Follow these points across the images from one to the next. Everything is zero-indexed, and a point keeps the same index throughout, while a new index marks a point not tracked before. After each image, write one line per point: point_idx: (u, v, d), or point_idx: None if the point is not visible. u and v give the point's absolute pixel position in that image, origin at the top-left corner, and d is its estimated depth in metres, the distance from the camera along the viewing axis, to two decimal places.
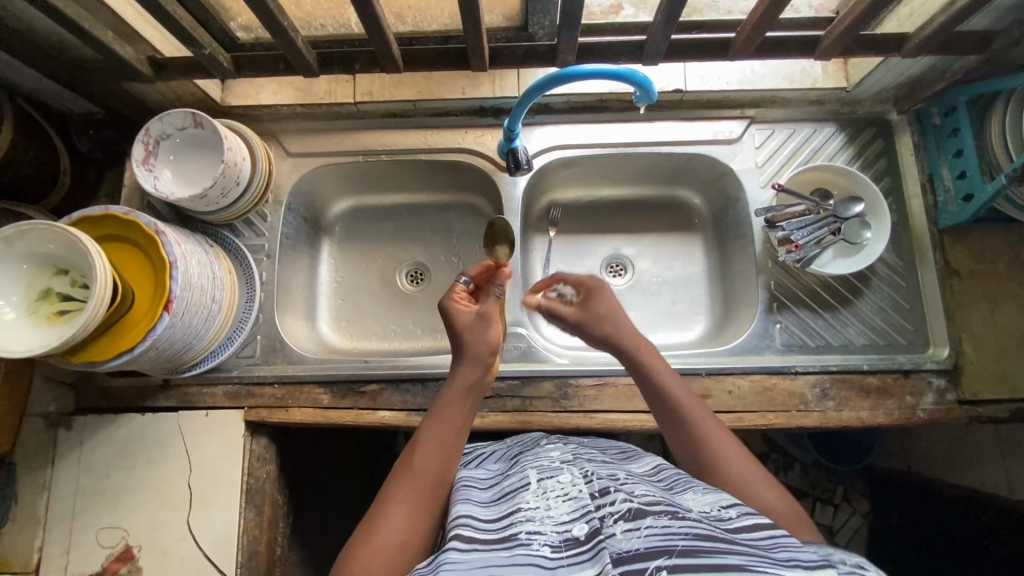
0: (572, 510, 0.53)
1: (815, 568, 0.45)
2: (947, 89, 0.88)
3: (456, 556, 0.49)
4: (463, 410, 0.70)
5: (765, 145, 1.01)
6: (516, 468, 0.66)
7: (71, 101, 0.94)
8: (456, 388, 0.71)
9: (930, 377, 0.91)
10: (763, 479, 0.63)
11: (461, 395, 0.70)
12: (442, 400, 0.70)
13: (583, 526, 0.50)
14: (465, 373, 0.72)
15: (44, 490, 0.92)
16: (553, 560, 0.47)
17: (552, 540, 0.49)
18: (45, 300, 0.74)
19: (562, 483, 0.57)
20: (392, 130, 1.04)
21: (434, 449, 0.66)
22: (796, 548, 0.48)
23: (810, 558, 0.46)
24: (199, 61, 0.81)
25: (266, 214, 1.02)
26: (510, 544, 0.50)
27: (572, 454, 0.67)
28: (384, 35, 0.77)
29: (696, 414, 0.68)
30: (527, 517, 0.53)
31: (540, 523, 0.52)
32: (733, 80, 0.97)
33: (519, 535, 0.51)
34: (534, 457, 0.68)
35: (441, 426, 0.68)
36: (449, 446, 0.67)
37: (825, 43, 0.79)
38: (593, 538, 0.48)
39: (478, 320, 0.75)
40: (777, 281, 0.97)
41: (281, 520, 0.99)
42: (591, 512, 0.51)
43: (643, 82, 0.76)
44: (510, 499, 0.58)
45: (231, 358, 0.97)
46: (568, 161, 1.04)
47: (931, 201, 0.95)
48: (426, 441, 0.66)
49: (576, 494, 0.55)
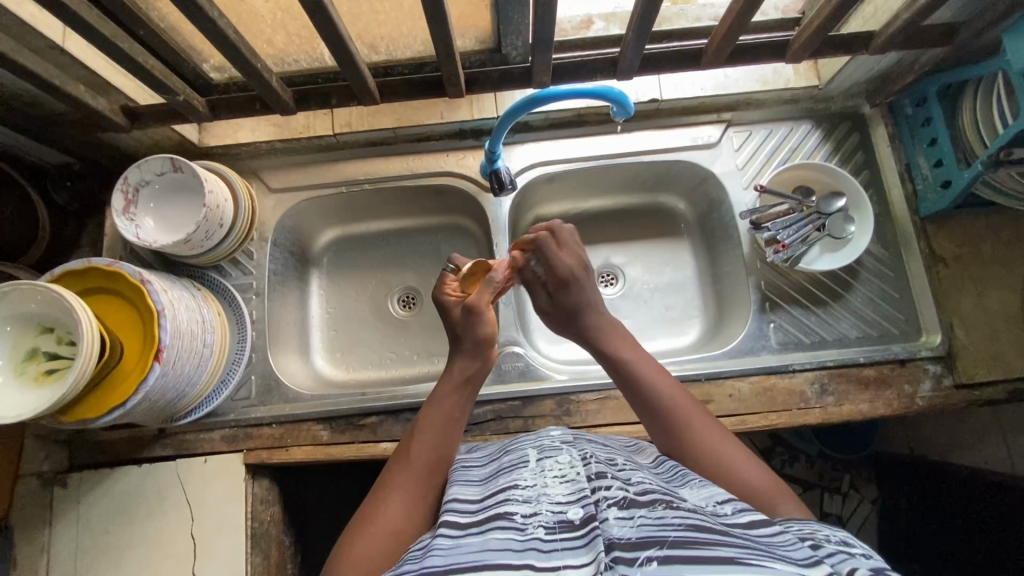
0: (569, 492, 0.55)
1: (806, 565, 0.44)
2: (918, 81, 0.89)
3: (446, 543, 0.51)
4: (458, 399, 0.72)
5: (744, 147, 1.02)
6: (514, 446, 0.71)
7: (45, 154, 0.93)
8: (450, 378, 0.73)
9: (926, 364, 0.91)
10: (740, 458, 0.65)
11: (457, 385, 0.73)
12: (436, 392, 0.73)
13: (578, 510, 0.51)
14: (459, 362, 0.75)
15: (43, 551, 0.89)
16: (548, 542, 0.48)
17: (546, 522, 0.51)
18: (32, 360, 0.73)
19: (560, 463, 0.61)
20: (374, 158, 1.04)
21: (430, 439, 0.68)
22: (792, 546, 0.47)
23: (805, 556, 0.46)
24: (175, 107, 0.81)
25: (252, 252, 1.01)
26: (504, 525, 0.51)
27: (571, 435, 0.71)
28: (359, 69, 0.77)
29: (679, 404, 0.69)
30: (520, 499, 0.55)
31: (533, 505, 0.54)
32: (707, 86, 0.98)
33: (513, 516, 0.52)
34: (534, 436, 0.72)
35: (437, 413, 0.70)
36: (446, 434, 0.69)
37: (794, 47, 0.80)
38: (588, 524, 0.49)
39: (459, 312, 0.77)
40: (768, 280, 0.97)
41: (287, 560, 0.97)
42: (587, 497, 0.53)
43: (619, 97, 0.77)
44: (506, 476, 0.61)
45: (226, 402, 0.96)
46: (551, 177, 1.04)
47: (910, 189, 0.96)
48: (421, 431, 0.69)
49: (573, 476, 0.58)
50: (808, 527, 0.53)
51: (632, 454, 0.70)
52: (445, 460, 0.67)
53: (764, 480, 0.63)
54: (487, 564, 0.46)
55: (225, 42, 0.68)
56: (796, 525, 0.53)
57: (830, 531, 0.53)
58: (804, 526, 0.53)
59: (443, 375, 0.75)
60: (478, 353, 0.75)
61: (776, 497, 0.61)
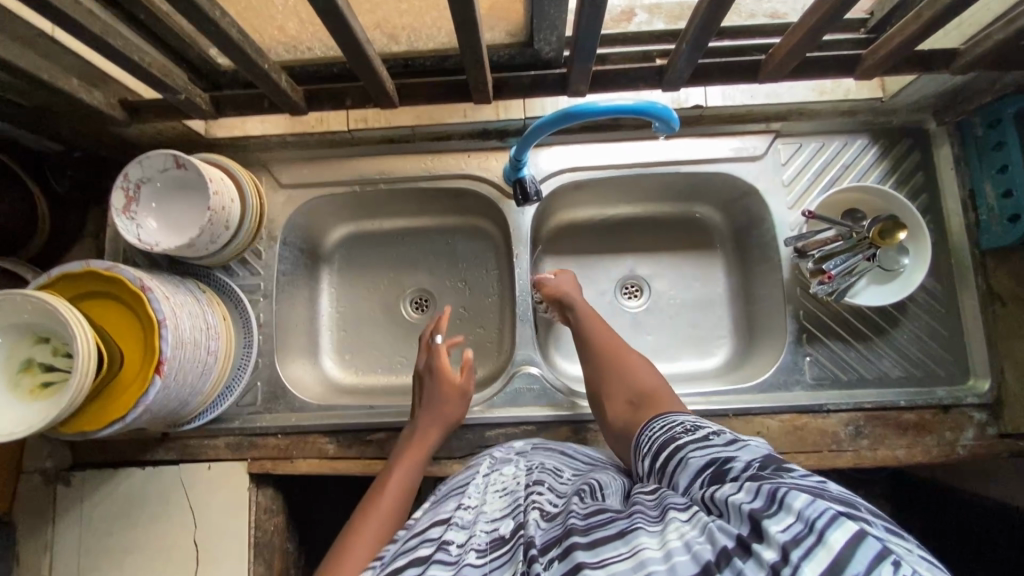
0: (503, 507, 0.56)
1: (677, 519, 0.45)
2: (993, 102, 0.81)
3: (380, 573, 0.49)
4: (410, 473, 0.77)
5: (792, 161, 0.93)
6: (473, 458, 0.74)
7: (44, 143, 0.87)
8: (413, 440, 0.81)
9: (970, 411, 0.85)
10: (639, 370, 0.75)
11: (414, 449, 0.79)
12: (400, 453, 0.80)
13: (508, 524, 0.52)
14: (427, 430, 0.81)
15: (47, 548, 0.89)
16: (481, 561, 0.48)
17: (479, 545, 0.50)
18: (28, 371, 0.70)
19: (504, 477, 0.64)
20: (390, 156, 0.97)
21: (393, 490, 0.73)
22: (671, 498, 0.49)
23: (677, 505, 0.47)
24: (176, 104, 0.74)
25: (260, 251, 0.96)
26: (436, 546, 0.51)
27: (530, 447, 0.76)
28: (377, 70, 0.70)
29: (606, 340, 0.80)
30: (457, 522, 0.55)
31: (468, 530, 0.53)
32: (758, 94, 0.89)
33: (448, 539, 0.51)
34: (495, 448, 0.76)
35: (398, 480, 0.75)
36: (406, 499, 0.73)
37: (867, 63, 0.71)
38: (514, 534, 0.50)
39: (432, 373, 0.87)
40: (807, 310, 0.90)
41: (291, 565, 0.97)
42: (518, 509, 0.54)
43: (663, 113, 0.69)
44: (454, 495, 0.62)
45: (231, 408, 0.93)
46: (580, 184, 0.97)
47: (973, 219, 0.89)
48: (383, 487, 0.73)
49: (512, 488, 0.61)
50: (666, 424, 0.59)
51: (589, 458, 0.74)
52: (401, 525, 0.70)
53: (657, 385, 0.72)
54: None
55: (227, 43, 0.60)
56: (656, 420, 0.61)
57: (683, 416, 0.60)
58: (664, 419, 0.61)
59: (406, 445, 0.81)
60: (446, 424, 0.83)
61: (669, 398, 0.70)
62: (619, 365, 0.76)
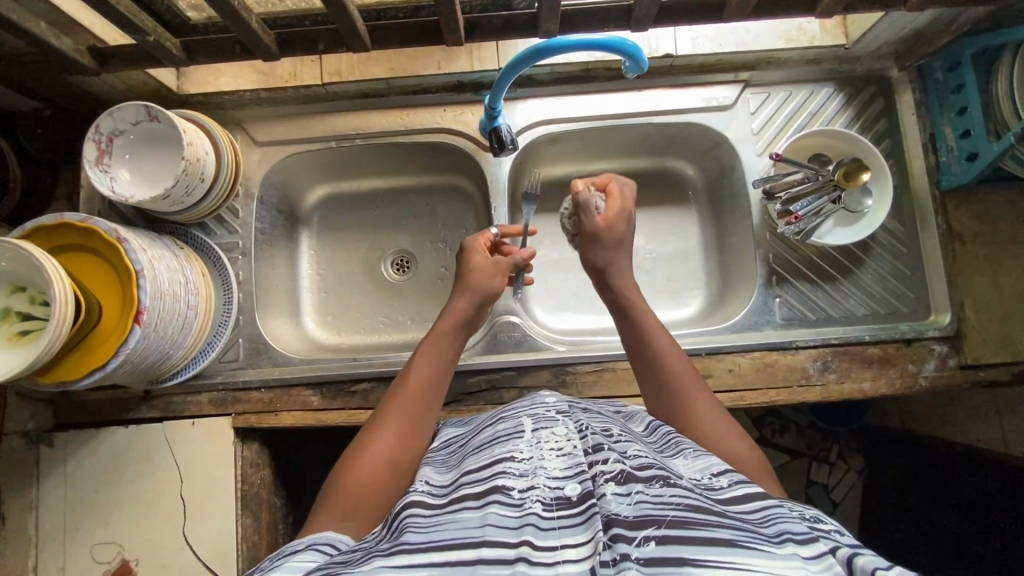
0: (566, 467, 0.52)
1: (804, 543, 0.42)
2: (951, 44, 0.84)
3: (421, 521, 0.48)
4: (445, 344, 0.71)
5: (761, 110, 0.95)
6: (510, 412, 0.65)
7: (12, 99, 0.86)
8: (449, 318, 0.73)
9: (932, 344, 0.89)
10: (734, 436, 0.62)
11: (449, 328, 0.72)
12: (437, 328, 0.72)
13: (575, 486, 0.48)
14: (457, 305, 0.75)
15: (33, 509, 0.88)
16: (546, 519, 0.45)
17: (544, 499, 0.47)
18: (5, 320, 0.70)
19: (557, 436, 0.56)
20: (366, 111, 0.97)
21: (421, 378, 0.67)
22: (790, 520, 0.45)
23: (802, 531, 0.43)
24: (146, 49, 0.74)
25: (237, 209, 0.96)
26: (494, 500, 0.48)
27: (566, 404, 0.65)
28: (348, 10, 0.70)
29: (680, 372, 0.67)
30: (515, 472, 0.51)
31: (529, 480, 0.50)
32: (726, 42, 0.91)
33: (508, 491, 0.49)
34: (528, 402, 0.66)
35: (430, 357, 0.69)
36: (440, 368, 0.69)
37: (826, 0, 0.73)
38: (585, 501, 0.46)
39: (482, 260, 0.80)
40: (776, 253, 0.93)
41: (278, 519, 0.98)
42: (584, 472, 0.50)
43: (632, 51, 0.71)
44: (501, 445, 0.56)
45: (213, 364, 0.93)
46: (555, 137, 0.98)
47: (932, 161, 0.91)
48: (414, 370, 0.68)
49: (570, 450, 0.54)
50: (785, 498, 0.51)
51: (626, 422, 0.67)
52: (437, 397, 0.67)
53: (753, 459, 0.60)
54: (482, 542, 0.43)
55: None
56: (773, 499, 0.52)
57: (806, 504, 0.52)
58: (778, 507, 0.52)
59: (440, 319, 0.74)
60: (478, 296, 0.76)
61: (759, 475, 0.59)
62: (702, 420, 0.64)
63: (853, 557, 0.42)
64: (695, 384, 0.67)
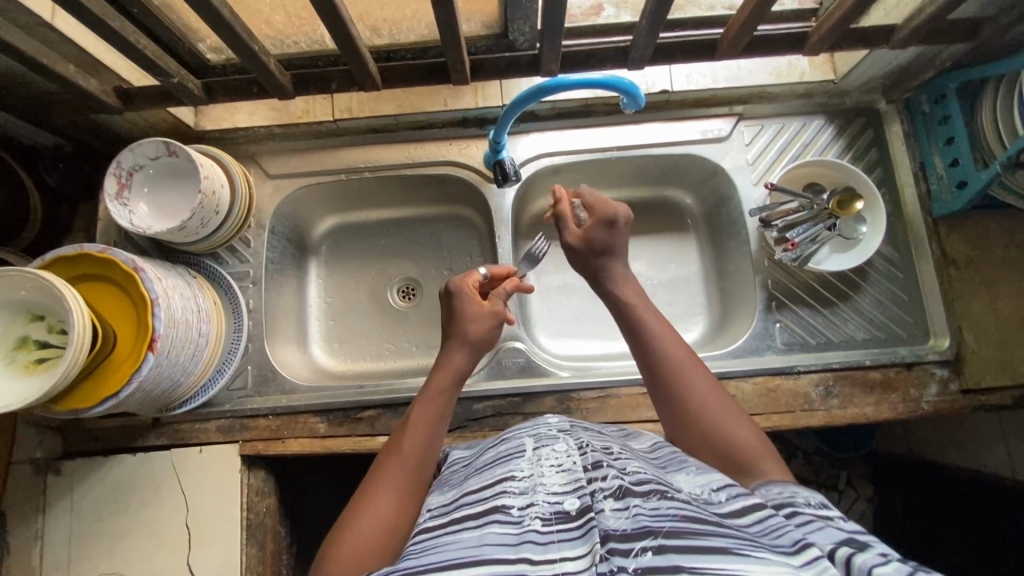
0: (566, 481, 0.52)
1: (800, 550, 0.43)
2: (934, 77, 0.88)
3: (425, 545, 0.49)
4: (442, 400, 0.70)
5: (755, 142, 0.99)
6: (511, 434, 0.66)
7: (37, 136, 0.91)
8: (445, 372, 0.72)
9: (932, 368, 0.90)
10: (733, 419, 0.64)
11: (447, 381, 0.72)
12: (433, 382, 0.72)
13: (574, 501, 0.49)
14: (453, 358, 0.74)
15: (37, 540, 0.88)
16: (545, 534, 0.46)
17: (543, 514, 0.48)
18: (23, 348, 0.72)
19: (558, 452, 0.57)
20: (374, 145, 1.01)
21: (420, 433, 0.66)
22: (785, 530, 0.46)
23: (793, 540, 0.44)
24: (169, 89, 0.78)
25: (249, 239, 0.98)
26: (495, 519, 0.49)
27: (569, 423, 0.66)
28: (361, 54, 0.75)
29: (683, 363, 0.68)
30: (515, 491, 0.52)
31: (528, 497, 0.51)
32: (719, 78, 0.96)
33: (507, 510, 0.50)
34: (530, 424, 0.67)
35: (428, 408, 0.69)
36: (435, 428, 0.67)
37: (813, 38, 0.77)
38: (584, 515, 0.47)
39: (476, 308, 0.78)
40: (775, 278, 0.95)
41: (282, 551, 0.97)
42: (583, 487, 0.50)
43: (629, 88, 0.74)
44: (503, 465, 0.57)
45: (222, 392, 0.95)
46: (556, 168, 1.02)
47: (924, 189, 0.94)
48: (411, 427, 0.67)
49: (569, 465, 0.54)
50: (786, 491, 0.54)
51: (627, 440, 0.68)
52: (434, 451, 0.67)
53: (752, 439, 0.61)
54: (481, 559, 0.44)
55: (220, 23, 0.65)
56: (774, 488, 0.55)
57: (809, 492, 0.54)
58: (781, 491, 0.54)
59: (434, 372, 0.73)
60: (473, 350, 0.75)
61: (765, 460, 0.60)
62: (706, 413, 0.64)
63: (852, 557, 0.43)
64: (698, 376, 0.67)
